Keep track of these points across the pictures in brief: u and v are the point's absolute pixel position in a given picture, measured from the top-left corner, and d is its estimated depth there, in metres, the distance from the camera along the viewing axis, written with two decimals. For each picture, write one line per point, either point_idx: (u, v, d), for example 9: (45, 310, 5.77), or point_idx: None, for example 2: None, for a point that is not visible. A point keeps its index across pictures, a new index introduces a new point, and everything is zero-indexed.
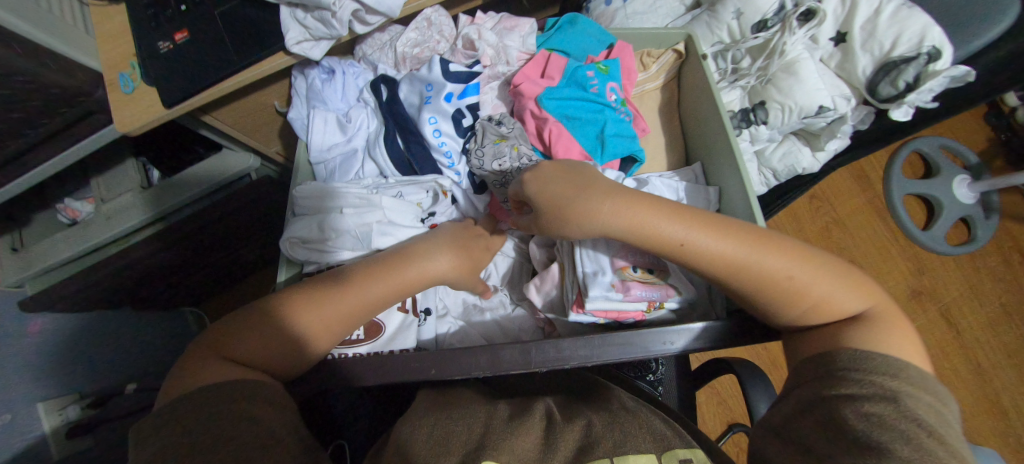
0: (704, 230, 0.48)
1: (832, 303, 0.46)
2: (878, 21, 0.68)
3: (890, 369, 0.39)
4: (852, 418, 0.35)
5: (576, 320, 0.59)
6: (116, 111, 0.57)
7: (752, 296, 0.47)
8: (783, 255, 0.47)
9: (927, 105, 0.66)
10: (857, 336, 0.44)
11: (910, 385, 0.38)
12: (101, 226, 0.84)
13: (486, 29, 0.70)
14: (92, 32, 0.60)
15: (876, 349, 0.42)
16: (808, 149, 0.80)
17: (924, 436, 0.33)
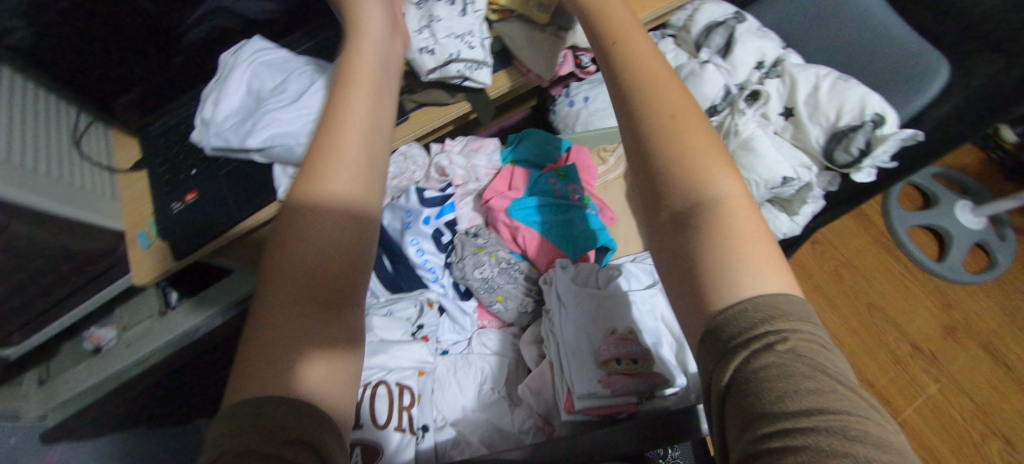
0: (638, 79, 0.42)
1: (707, 169, 0.36)
2: (819, 94, 0.72)
3: (779, 299, 0.30)
4: (754, 376, 0.28)
5: (570, 420, 0.57)
6: (135, 267, 0.64)
7: (660, 180, 0.37)
8: (699, 129, 0.39)
9: (888, 165, 0.68)
10: (731, 243, 0.33)
11: (797, 326, 0.29)
12: (120, 355, 0.90)
13: (455, 154, 0.77)
14: (117, 197, 0.69)
15: (749, 284, 0.31)
16: (785, 214, 0.82)
17: (819, 376, 0.27)
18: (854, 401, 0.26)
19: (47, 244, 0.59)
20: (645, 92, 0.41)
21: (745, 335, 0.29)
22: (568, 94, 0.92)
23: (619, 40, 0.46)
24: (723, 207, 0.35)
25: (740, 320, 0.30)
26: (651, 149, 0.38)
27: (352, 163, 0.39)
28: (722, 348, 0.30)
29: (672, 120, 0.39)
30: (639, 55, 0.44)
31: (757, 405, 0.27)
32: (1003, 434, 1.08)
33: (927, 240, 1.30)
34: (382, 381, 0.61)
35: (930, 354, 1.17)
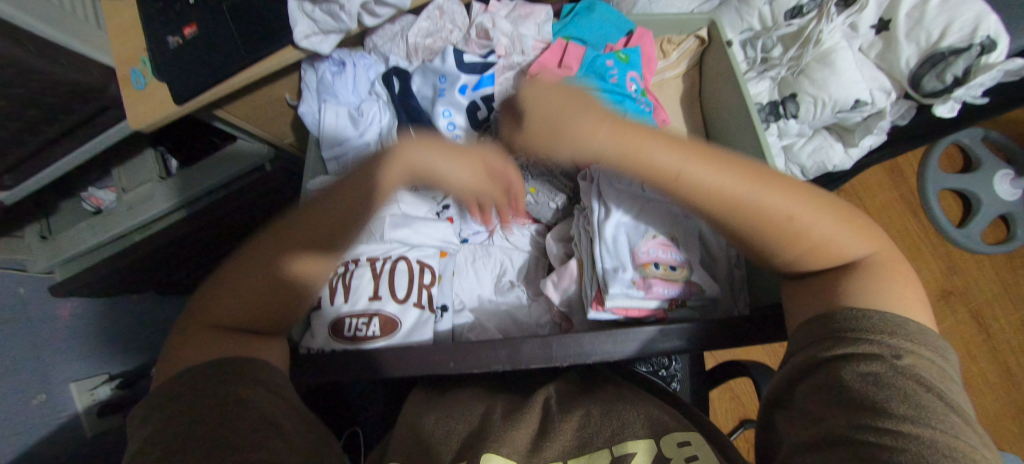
0: (681, 144, 0.40)
1: (807, 225, 0.41)
2: (927, 7, 0.62)
3: (896, 317, 0.37)
4: (851, 379, 0.34)
5: (595, 318, 0.56)
6: (131, 108, 0.57)
7: (776, 250, 0.42)
8: (782, 187, 0.41)
9: (977, 100, 0.60)
10: (866, 293, 0.39)
11: (907, 340, 0.35)
12: (128, 214, 0.85)
13: (501, 17, 0.67)
14: (103, 25, 0.59)
15: (880, 304, 0.39)
16: (841, 144, 0.75)
17: (923, 392, 0.32)
18: (953, 422, 0.31)
19: (24, 67, 0.51)
20: (699, 183, 0.40)
21: (855, 332, 0.36)
22: None
23: (676, 181, 0.39)
24: (830, 254, 0.42)
25: (853, 322, 0.37)
26: (751, 239, 0.42)
27: (324, 238, 0.45)
28: (818, 337, 0.38)
29: (739, 188, 0.40)
30: (712, 189, 0.40)
31: (859, 401, 0.33)
32: (963, 391, 1.11)
33: (953, 205, 1.22)
34: (401, 258, 0.63)
35: None
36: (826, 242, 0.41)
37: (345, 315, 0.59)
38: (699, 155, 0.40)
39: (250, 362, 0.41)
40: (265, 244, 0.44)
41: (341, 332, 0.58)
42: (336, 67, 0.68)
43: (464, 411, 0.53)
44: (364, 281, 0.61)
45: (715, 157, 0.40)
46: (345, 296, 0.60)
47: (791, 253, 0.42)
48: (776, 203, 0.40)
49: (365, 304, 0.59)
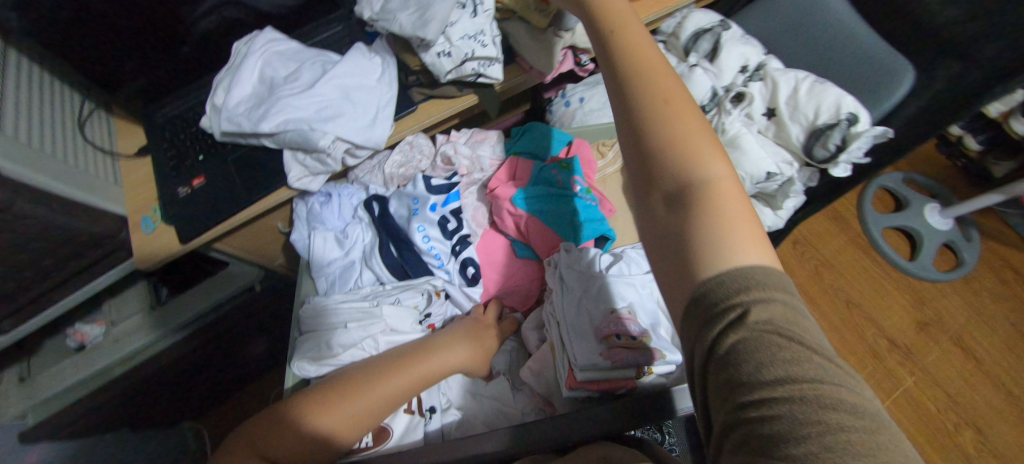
0: (655, 75, 0.42)
1: (700, 157, 0.38)
2: (798, 95, 0.77)
3: (763, 282, 0.33)
4: (727, 353, 0.30)
5: (570, 396, 0.60)
6: (140, 249, 0.65)
7: (672, 170, 0.38)
8: (707, 135, 0.40)
9: (862, 161, 0.74)
10: (751, 259, 0.33)
11: (768, 291, 0.32)
12: (112, 348, 0.85)
13: (460, 145, 0.80)
14: (120, 183, 0.69)
15: (746, 267, 0.33)
16: (769, 208, 0.86)
17: (804, 356, 0.29)
18: (829, 375, 0.29)
19: (51, 225, 0.59)
20: (663, 109, 0.41)
21: (733, 297, 0.32)
22: (564, 95, 0.97)
23: (648, 85, 0.42)
24: (713, 220, 0.35)
25: (727, 286, 0.32)
26: (665, 153, 0.39)
27: (363, 398, 0.54)
28: (701, 314, 0.33)
29: (670, 125, 0.39)
30: (669, 103, 0.41)
31: (743, 377, 0.29)
32: (975, 425, 1.11)
33: (898, 239, 1.34)
34: None
35: (906, 349, 1.20)
36: (704, 183, 0.36)
37: None
38: (677, 87, 0.42)
39: None
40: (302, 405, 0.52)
41: None
42: (322, 200, 0.77)
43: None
44: None
45: (675, 87, 0.42)
46: None
47: (687, 158, 0.38)
48: (698, 148, 0.38)
49: None
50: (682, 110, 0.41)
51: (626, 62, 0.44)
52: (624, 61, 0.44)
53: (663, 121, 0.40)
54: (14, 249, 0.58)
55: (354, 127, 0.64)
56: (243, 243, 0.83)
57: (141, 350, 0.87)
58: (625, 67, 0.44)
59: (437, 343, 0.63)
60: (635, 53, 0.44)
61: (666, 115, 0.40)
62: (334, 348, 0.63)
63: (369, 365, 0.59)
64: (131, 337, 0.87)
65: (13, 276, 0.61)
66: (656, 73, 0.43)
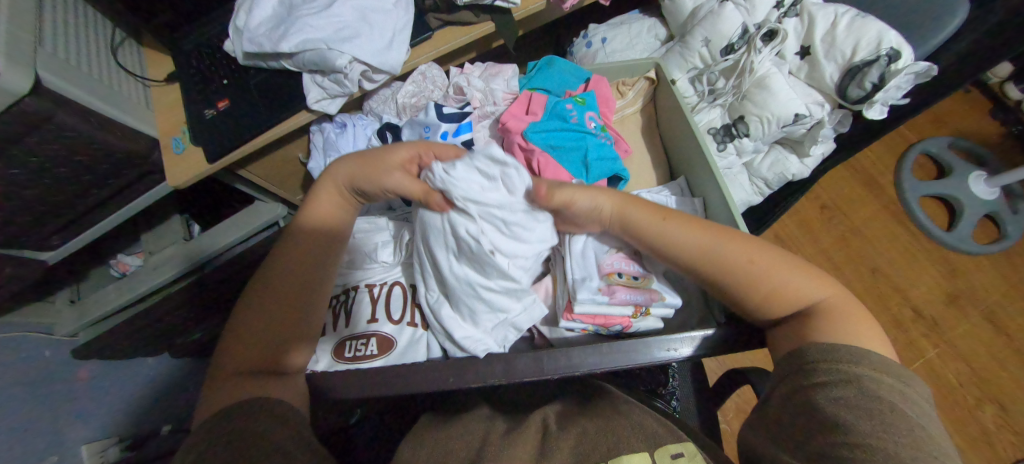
0: (722, 243, 0.52)
1: (789, 294, 0.49)
2: (836, 30, 0.73)
3: (864, 353, 0.43)
4: (824, 403, 0.40)
5: (566, 328, 0.61)
6: (173, 170, 0.69)
7: (747, 296, 0.50)
8: (781, 271, 0.50)
9: (899, 102, 0.69)
10: (842, 335, 0.46)
11: (866, 367, 0.41)
12: (147, 276, 0.89)
13: (475, 77, 0.80)
14: (152, 108, 0.72)
15: (844, 342, 0.45)
16: (796, 156, 0.82)
17: (892, 411, 0.38)
18: (916, 433, 0.36)
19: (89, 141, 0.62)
20: (693, 245, 0.53)
21: (825, 364, 0.42)
22: (586, 36, 0.97)
23: (661, 223, 0.55)
24: (854, 331, 0.46)
25: (820, 355, 0.43)
26: (731, 281, 0.51)
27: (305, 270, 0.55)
28: (796, 366, 0.44)
29: (709, 250, 0.52)
30: (691, 238, 0.53)
31: (834, 422, 0.38)
32: (998, 401, 1.06)
33: (936, 208, 1.24)
34: (397, 283, 0.68)
35: (933, 321, 1.13)
36: (830, 304, 0.49)
37: (347, 338, 0.64)
38: (694, 227, 0.54)
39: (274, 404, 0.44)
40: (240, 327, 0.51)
41: (342, 353, 0.63)
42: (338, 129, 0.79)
43: (464, 431, 0.54)
44: (363, 305, 0.66)
45: (682, 218, 0.55)
46: (346, 321, 0.65)
47: (763, 300, 0.49)
48: (755, 269, 0.50)
49: (364, 327, 0.64)
50: (717, 245, 0.52)
51: (637, 225, 0.56)
52: (635, 231, 0.56)
53: (711, 259, 0.52)
54: (56, 161, 0.62)
55: (370, 49, 0.65)
56: (264, 173, 0.86)
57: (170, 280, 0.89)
58: (640, 232, 0.56)
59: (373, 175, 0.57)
60: (623, 206, 0.56)
61: (700, 251, 0.52)
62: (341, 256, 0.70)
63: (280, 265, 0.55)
64: (163, 268, 0.89)
65: (55, 189, 0.66)
66: (659, 216, 0.55)
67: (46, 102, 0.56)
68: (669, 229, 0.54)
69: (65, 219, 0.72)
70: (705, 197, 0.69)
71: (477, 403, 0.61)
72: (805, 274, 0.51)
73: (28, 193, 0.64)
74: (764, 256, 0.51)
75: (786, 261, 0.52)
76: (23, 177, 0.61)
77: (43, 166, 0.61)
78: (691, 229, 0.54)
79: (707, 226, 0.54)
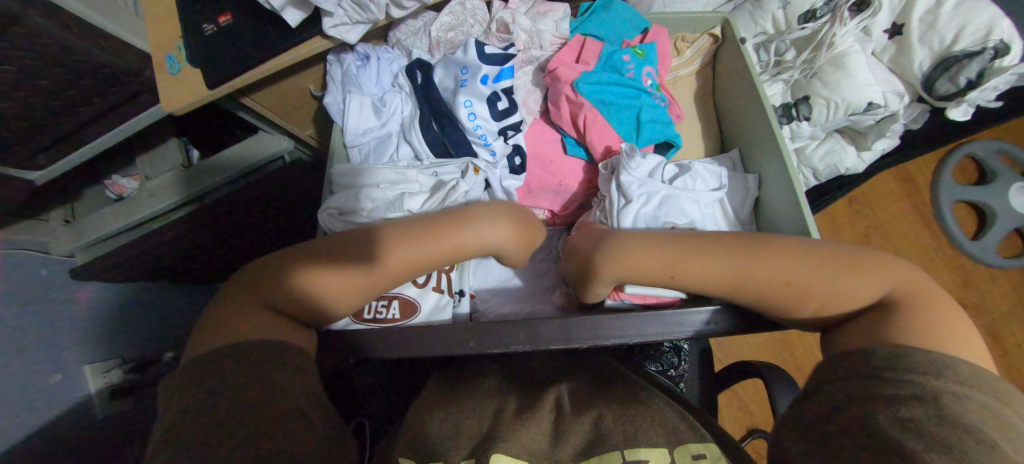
0: (757, 262, 0.46)
1: (844, 297, 0.44)
2: (940, 11, 0.63)
3: (950, 357, 0.37)
4: (885, 423, 0.33)
5: (611, 305, 0.60)
6: (164, 91, 0.60)
7: (794, 314, 0.45)
8: (826, 277, 0.44)
9: (992, 103, 0.62)
10: (920, 334, 0.39)
11: (949, 380, 0.34)
12: (145, 204, 0.83)
13: (521, 13, 0.69)
14: (141, 15, 0.62)
15: (917, 340, 0.39)
16: (853, 147, 0.75)
17: (970, 437, 0.30)
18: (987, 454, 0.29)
19: (67, 49, 0.54)
20: (718, 278, 0.47)
21: (893, 373, 0.36)
22: None
23: (685, 262, 0.49)
24: (939, 331, 0.40)
25: (888, 361, 0.37)
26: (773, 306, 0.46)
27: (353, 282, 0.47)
28: (862, 373, 0.38)
29: (745, 277, 0.46)
30: (719, 269, 0.47)
31: (889, 441, 0.32)
32: None
33: (966, 214, 1.18)
34: None
35: None
36: (897, 298, 0.43)
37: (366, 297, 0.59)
38: (715, 259, 0.47)
39: (279, 353, 0.41)
40: (314, 276, 0.46)
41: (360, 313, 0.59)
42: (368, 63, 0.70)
43: (478, 406, 0.52)
44: None
45: (707, 249, 0.49)
46: None
47: (813, 312, 0.45)
48: (800, 286, 0.45)
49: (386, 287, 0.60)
50: (752, 272, 0.46)
51: (650, 267, 0.50)
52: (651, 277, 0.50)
53: (750, 287, 0.46)
54: None
55: None
56: (272, 103, 0.78)
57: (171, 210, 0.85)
58: (658, 276, 0.50)
59: (474, 213, 0.52)
60: (634, 254, 0.51)
61: (730, 281, 0.46)
62: (365, 203, 0.61)
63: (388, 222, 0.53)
64: (160, 195, 0.84)
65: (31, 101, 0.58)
66: (675, 254, 0.49)
67: None
68: (692, 267, 0.48)
69: (47, 135, 0.65)
70: (762, 175, 0.64)
71: (490, 374, 0.59)
72: (856, 270, 0.44)
73: None
74: (802, 266, 0.45)
75: (836, 262, 0.45)
76: None
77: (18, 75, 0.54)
78: (713, 255, 0.48)
79: (733, 253, 0.47)
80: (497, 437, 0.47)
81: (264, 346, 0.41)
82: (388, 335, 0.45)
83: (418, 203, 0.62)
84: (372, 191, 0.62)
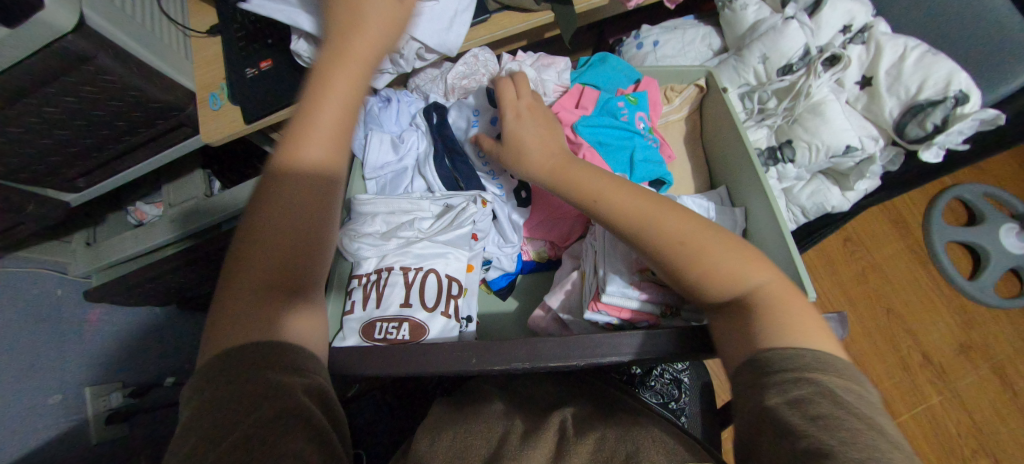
0: (664, 215, 0.47)
1: (723, 274, 0.43)
2: (903, 65, 0.70)
3: (815, 355, 0.36)
4: (791, 417, 0.31)
5: (591, 318, 0.64)
6: (205, 125, 0.67)
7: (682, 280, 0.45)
8: (713, 249, 0.44)
9: (959, 147, 0.65)
10: (779, 327, 0.39)
11: (830, 373, 0.34)
12: (140, 239, 0.90)
13: (528, 65, 0.78)
14: (190, 58, 0.70)
15: (797, 341, 0.37)
16: (838, 188, 0.80)
17: (869, 430, 0.30)
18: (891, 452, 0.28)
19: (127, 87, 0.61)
20: (626, 218, 0.48)
21: (774, 368, 0.35)
22: (637, 37, 0.94)
23: (602, 196, 0.51)
24: (793, 330, 0.38)
25: (766, 359, 0.36)
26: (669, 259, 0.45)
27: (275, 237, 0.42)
28: (750, 376, 0.37)
29: (646, 221, 0.47)
30: (626, 208, 0.49)
31: (790, 426, 0.31)
32: (994, 455, 1.03)
33: (960, 256, 1.21)
34: (431, 270, 0.66)
35: (941, 368, 1.11)
36: (765, 293, 0.41)
37: (377, 319, 0.62)
38: (634, 199, 0.49)
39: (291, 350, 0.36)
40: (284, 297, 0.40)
41: (371, 334, 0.62)
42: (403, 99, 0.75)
43: (483, 429, 0.53)
44: (396, 288, 0.64)
45: (626, 192, 0.50)
46: (377, 302, 0.63)
47: (696, 276, 0.44)
48: (685, 245, 0.45)
49: (396, 310, 0.63)
50: (655, 218, 0.47)
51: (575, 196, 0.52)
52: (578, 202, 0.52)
53: (642, 231, 0.47)
54: (88, 105, 0.60)
55: (430, 29, 0.64)
56: None
57: (164, 244, 0.89)
58: (580, 201, 0.52)
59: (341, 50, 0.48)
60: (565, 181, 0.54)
61: (633, 223, 0.48)
62: (379, 226, 0.68)
63: (268, 213, 0.42)
64: (157, 231, 0.89)
65: (85, 131, 0.64)
66: (598, 185, 0.51)
67: (89, 43, 0.54)
68: (607, 204, 0.50)
69: (93, 161, 0.71)
70: (747, 208, 0.68)
71: (493, 399, 0.60)
72: (737, 255, 0.44)
73: (58, 132, 0.62)
74: (697, 230, 0.46)
75: (728, 242, 0.45)
76: (55, 115, 0.59)
77: (76, 107, 0.60)
78: (625, 197, 0.49)
79: (654, 201, 0.49)
80: (502, 459, 0.47)
81: (256, 348, 0.35)
82: (395, 353, 0.48)
83: (427, 225, 0.69)
84: (388, 216, 0.68)
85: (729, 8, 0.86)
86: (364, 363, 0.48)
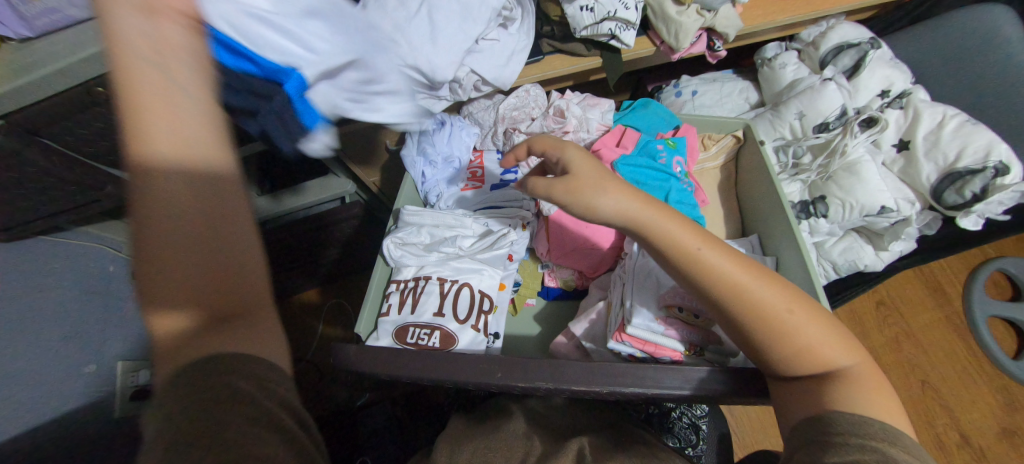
0: (760, 285, 0.46)
1: (819, 353, 0.44)
2: (942, 132, 0.71)
3: (881, 424, 0.39)
4: None
5: (614, 348, 0.65)
6: None
7: (762, 352, 0.45)
8: (812, 326, 0.45)
9: (999, 217, 0.67)
10: (856, 404, 0.41)
11: (900, 446, 0.37)
12: None
13: (574, 103, 0.82)
14: None
15: (861, 410, 0.41)
16: (871, 247, 0.80)
17: None
18: None
19: None
20: (724, 281, 0.46)
21: (840, 435, 0.39)
22: (676, 85, 0.99)
23: (702, 248, 0.47)
24: (869, 407, 0.41)
25: (831, 425, 0.40)
26: (755, 333, 0.45)
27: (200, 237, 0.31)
28: (814, 439, 0.40)
29: (743, 293, 0.46)
30: (724, 272, 0.46)
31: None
32: None
33: (1004, 332, 1.15)
34: (466, 284, 0.69)
35: (981, 452, 1.04)
36: (852, 372, 0.43)
37: (411, 324, 0.66)
38: (738, 263, 0.47)
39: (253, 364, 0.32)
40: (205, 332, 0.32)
41: (404, 337, 0.65)
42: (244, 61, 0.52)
43: (503, 445, 0.54)
44: (432, 297, 0.67)
45: (740, 258, 0.48)
46: (412, 307, 0.66)
47: (787, 354, 0.44)
48: (773, 321, 0.45)
49: (429, 318, 0.66)
50: (750, 285, 0.46)
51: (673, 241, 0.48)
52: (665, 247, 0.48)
53: (736, 292, 0.46)
54: None
55: (489, 65, 0.72)
56: (353, 150, 0.91)
57: None
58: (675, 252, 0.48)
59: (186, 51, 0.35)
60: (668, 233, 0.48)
61: (729, 289, 0.46)
62: (424, 238, 0.73)
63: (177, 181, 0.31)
64: None
65: None
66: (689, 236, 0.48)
67: None
68: (710, 260, 0.47)
69: None
70: (779, 257, 0.70)
71: (509, 414, 0.61)
72: (831, 332, 0.46)
73: None
74: (792, 303, 0.46)
75: (817, 314, 0.46)
76: None
77: None
78: (724, 252, 0.47)
79: (754, 272, 0.47)
80: None
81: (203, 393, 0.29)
82: (428, 356, 0.50)
83: (468, 243, 0.73)
84: (433, 229, 0.73)
85: (769, 65, 0.90)
86: (399, 363, 0.51)
